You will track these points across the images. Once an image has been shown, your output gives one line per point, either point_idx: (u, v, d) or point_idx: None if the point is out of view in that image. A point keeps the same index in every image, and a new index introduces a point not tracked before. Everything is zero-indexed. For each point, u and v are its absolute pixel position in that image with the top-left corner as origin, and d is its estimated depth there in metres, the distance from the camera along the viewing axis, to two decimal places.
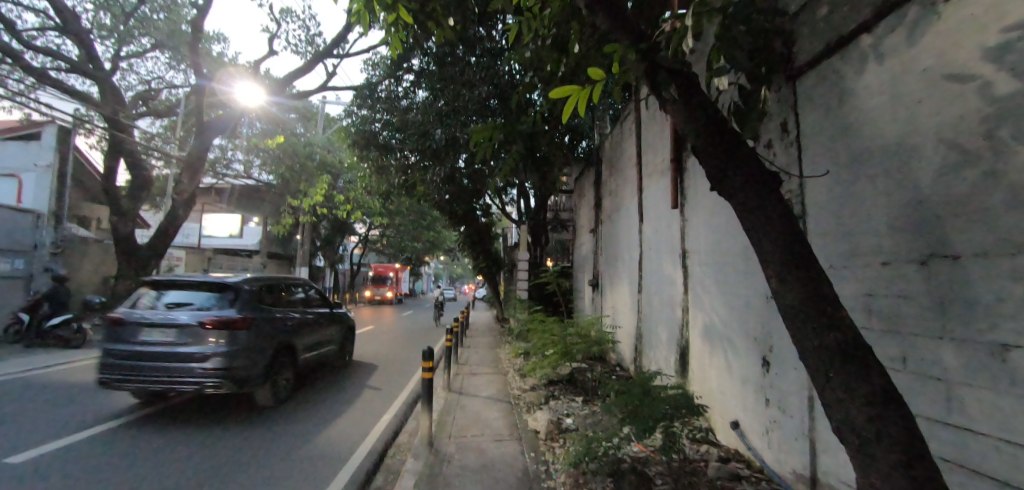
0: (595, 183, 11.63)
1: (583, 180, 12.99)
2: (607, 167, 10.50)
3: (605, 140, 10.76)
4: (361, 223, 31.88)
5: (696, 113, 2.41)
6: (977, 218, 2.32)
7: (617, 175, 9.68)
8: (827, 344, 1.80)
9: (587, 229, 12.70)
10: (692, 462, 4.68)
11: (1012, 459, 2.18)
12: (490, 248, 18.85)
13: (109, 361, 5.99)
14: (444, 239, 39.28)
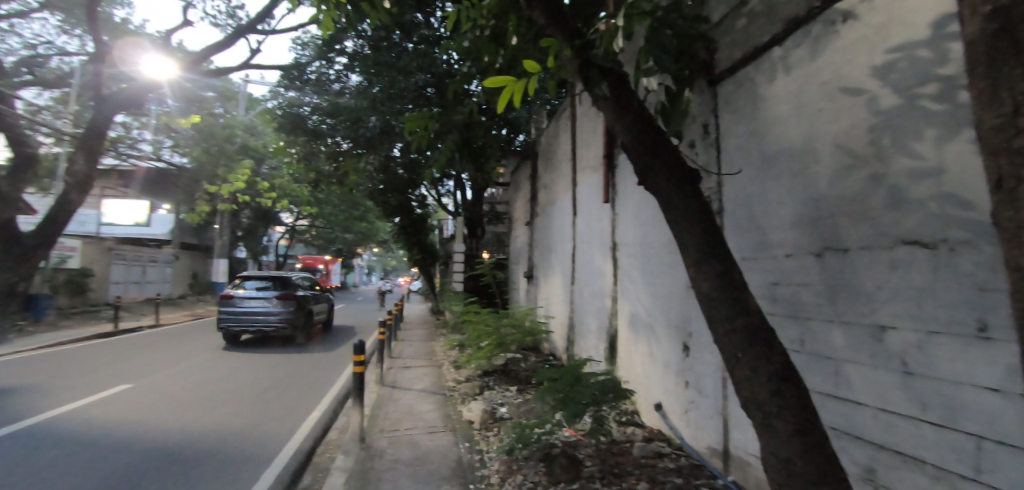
0: (531, 176, 11.80)
1: (519, 174, 13.14)
2: (543, 162, 10.68)
3: (541, 134, 10.91)
4: (288, 213, 30.28)
5: (624, 111, 2.56)
6: (864, 214, 2.63)
7: (552, 169, 9.88)
8: (735, 328, 1.98)
9: (522, 222, 12.87)
10: (619, 443, 4.93)
11: (886, 425, 2.51)
12: (426, 240, 18.61)
13: (224, 316, 11.12)
14: (377, 231, 38.21)
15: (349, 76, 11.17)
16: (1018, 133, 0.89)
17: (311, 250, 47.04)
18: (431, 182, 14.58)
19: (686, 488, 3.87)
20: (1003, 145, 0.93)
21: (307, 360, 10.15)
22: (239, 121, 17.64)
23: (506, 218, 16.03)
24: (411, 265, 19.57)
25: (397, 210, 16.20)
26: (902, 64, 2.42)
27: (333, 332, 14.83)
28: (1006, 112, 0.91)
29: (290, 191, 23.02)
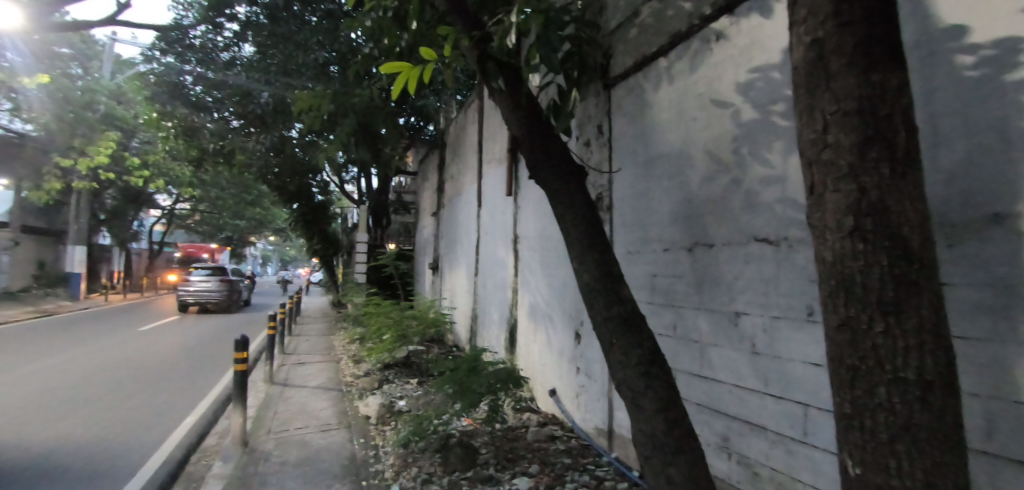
0: (438, 166, 11.64)
1: (427, 164, 12.85)
2: (450, 151, 10.58)
3: (450, 124, 10.73)
4: (164, 194, 26.80)
5: (519, 107, 2.63)
6: (726, 214, 2.96)
7: (460, 160, 9.79)
8: (611, 315, 2.14)
9: (429, 213, 12.63)
10: (514, 429, 5.09)
11: (738, 398, 2.86)
12: (327, 228, 17.63)
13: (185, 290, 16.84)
14: (272, 217, 35.45)
15: (241, 47, 9.98)
16: (824, 146, 1.06)
17: (193, 237, 42.13)
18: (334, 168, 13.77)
19: (574, 467, 4.10)
20: (814, 157, 1.10)
21: (187, 360, 9.17)
22: (102, 85, 15.30)
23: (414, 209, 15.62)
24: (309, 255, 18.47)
25: (295, 196, 15.09)
26: (759, 83, 2.75)
27: (215, 328, 13.58)
28: (816, 129, 1.09)
29: (167, 170, 20.41)
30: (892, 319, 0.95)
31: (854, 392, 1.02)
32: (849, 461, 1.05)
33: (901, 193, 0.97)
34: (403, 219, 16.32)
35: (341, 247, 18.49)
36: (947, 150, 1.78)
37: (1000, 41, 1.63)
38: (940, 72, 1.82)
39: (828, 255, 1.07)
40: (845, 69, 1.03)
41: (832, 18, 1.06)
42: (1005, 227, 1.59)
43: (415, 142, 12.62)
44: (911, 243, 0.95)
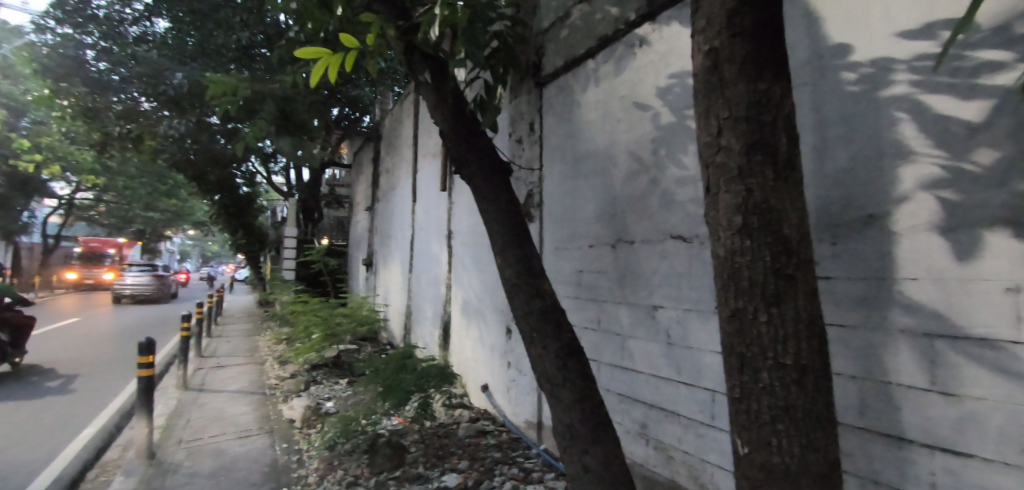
0: (373, 159, 11.28)
1: (362, 157, 12.41)
2: (385, 144, 10.29)
3: (386, 116, 10.40)
4: (61, 183, 24.07)
5: (445, 102, 2.61)
6: (645, 212, 3.10)
7: (394, 153, 9.54)
8: (532, 309, 2.19)
9: (363, 207, 12.20)
10: (445, 426, 5.06)
11: (655, 387, 3.02)
12: (252, 222, 16.61)
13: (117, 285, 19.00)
14: (191, 210, 32.95)
15: (151, 21, 9.07)
16: (718, 149, 1.14)
17: (97, 230, 38.31)
18: (260, 157, 12.94)
19: (503, 461, 4.13)
20: (709, 159, 1.17)
21: (84, 366, 8.29)
22: None
23: (347, 203, 15.08)
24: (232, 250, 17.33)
25: (216, 188, 14.03)
26: (676, 89, 2.89)
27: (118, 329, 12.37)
28: (712, 133, 1.16)
29: (65, 154, 18.33)
30: (773, 309, 1.04)
31: (742, 378, 1.11)
32: (739, 442, 1.13)
33: (783, 195, 1.05)
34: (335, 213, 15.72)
35: (269, 242, 17.44)
36: (832, 157, 1.97)
37: (877, 61, 1.82)
38: (828, 86, 2.00)
39: (721, 252, 1.14)
40: (737, 77, 1.11)
41: (726, 30, 1.14)
42: (877, 227, 1.79)
43: (349, 134, 12.15)
44: (790, 241, 1.04)
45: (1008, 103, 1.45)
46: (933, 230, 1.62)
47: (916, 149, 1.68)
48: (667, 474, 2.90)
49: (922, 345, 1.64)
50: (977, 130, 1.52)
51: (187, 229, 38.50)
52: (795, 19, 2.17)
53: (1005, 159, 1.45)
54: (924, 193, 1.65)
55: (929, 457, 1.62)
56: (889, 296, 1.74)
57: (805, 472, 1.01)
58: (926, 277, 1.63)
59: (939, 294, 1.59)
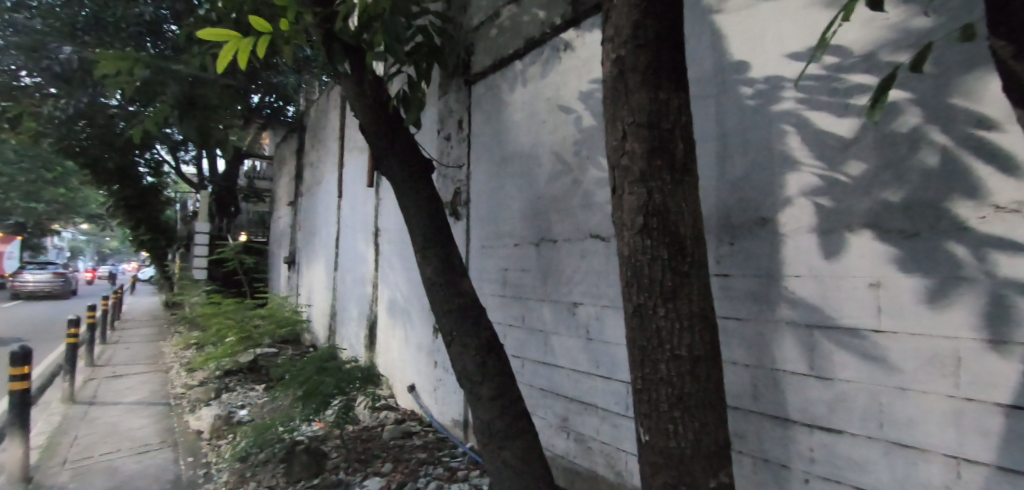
0: (295, 151, 10.69)
1: (285, 149, 11.72)
2: (309, 137, 9.79)
3: (310, 107, 9.89)
4: None
5: (367, 96, 2.55)
6: (567, 212, 3.20)
7: (319, 146, 9.11)
8: (451, 307, 2.20)
9: (285, 202, 11.53)
10: (369, 429, 4.92)
11: (574, 380, 3.12)
12: (158, 216, 15.22)
13: None
14: (86, 201, 29.70)
15: None
16: (622, 153, 1.20)
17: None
18: (166, 146, 11.84)
19: (428, 462, 4.09)
20: (615, 162, 1.23)
21: None
22: None
23: (268, 197, 14.22)
24: (133, 246, 15.78)
25: (113, 178, 12.65)
26: (597, 94, 3.01)
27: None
28: (617, 137, 1.22)
29: None
30: (670, 305, 1.12)
31: (643, 370, 1.17)
32: (641, 429, 1.20)
33: (677, 196, 1.14)
34: (255, 208, 14.78)
35: (178, 238, 16.09)
36: (731, 164, 2.15)
37: (769, 79, 2.00)
38: (729, 98, 2.18)
39: (624, 251, 1.21)
40: (640, 86, 1.18)
41: (631, 39, 1.20)
42: (768, 228, 1.97)
43: (271, 123, 11.42)
44: (685, 241, 1.13)
45: (872, 123, 1.66)
46: (811, 231, 1.82)
47: (801, 160, 1.87)
48: (586, 464, 3.02)
49: (803, 335, 1.83)
50: (849, 145, 1.73)
51: (80, 223, 34.63)
52: (703, 34, 2.32)
53: (871, 171, 1.66)
54: (805, 199, 1.84)
55: (809, 434, 1.80)
56: (777, 291, 1.93)
57: (697, 453, 1.10)
58: (807, 275, 1.82)
59: (816, 289, 1.79)
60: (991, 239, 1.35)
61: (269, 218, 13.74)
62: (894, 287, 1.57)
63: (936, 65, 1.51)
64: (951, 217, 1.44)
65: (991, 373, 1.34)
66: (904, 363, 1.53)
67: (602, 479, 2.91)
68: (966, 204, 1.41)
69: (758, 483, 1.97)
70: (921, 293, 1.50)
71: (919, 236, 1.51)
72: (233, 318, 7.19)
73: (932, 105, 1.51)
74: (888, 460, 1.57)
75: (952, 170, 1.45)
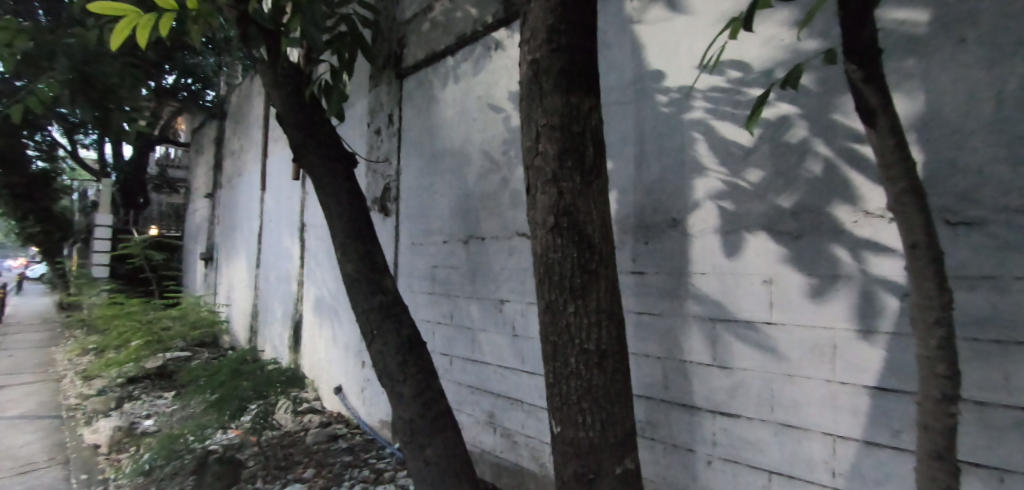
0: (214, 139, 9.95)
1: (202, 136, 10.86)
2: (230, 124, 9.16)
3: (231, 92, 9.23)
4: None
5: (284, 85, 2.43)
6: (495, 210, 3.24)
7: (241, 135, 8.54)
8: (372, 305, 2.17)
9: (202, 193, 10.71)
10: (290, 434, 4.69)
11: (501, 377, 3.15)
12: (52, 206, 13.67)
13: None
14: None
15: None
16: (535, 153, 1.24)
17: None
18: (60, 127, 10.60)
19: (354, 465, 3.96)
20: (529, 162, 1.26)
21: None
22: None
23: (183, 188, 13.14)
24: (21, 239, 14.10)
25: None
26: None
27: None
28: (531, 138, 1.25)
29: None
30: (579, 301, 1.17)
31: (554, 364, 1.21)
32: (553, 422, 1.24)
33: (587, 197, 1.19)
34: (169, 200, 13.64)
35: (78, 231, 14.56)
36: (647, 167, 2.26)
37: (682, 89, 2.13)
38: (646, 106, 2.29)
39: (536, 249, 1.24)
40: (553, 89, 1.22)
41: (546, 43, 1.23)
42: (678, 229, 2.10)
43: (186, 108, 10.56)
44: (593, 240, 1.18)
45: (769, 135, 1.81)
46: (716, 233, 1.96)
47: (707, 166, 2.01)
48: (512, 458, 3.07)
49: (707, 328, 1.97)
50: (749, 153, 1.88)
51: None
52: (624, 42, 2.42)
53: (767, 178, 1.81)
54: (711, 202, 1.98)
55: (712, 419, 1.95)
56: (686, 288, 2.06)
57: (605, 442, 1.16)
58: (710, 273, 1.96)
59: (718, 286, 1.93)
60: (863, 240, 1.53)
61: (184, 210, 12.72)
62: (784, 283, 1.73)
63: (820, 84, 1.68)
64: (832, 221, 1.61)
65: (861, 359, 1.52)
66: (791, 352, 1.70)
67: (527, 472, 2.96)
68: (843, 209, 1.58)
69: (667, 466, 2.10)
70: (806, 289, 1.67)
71: (806, 237, 1.68)
72: (137, 320, 6.59)
73: (817, 119, 1.68)
74: (777, 440, 1.73)
75: (833, 179, 1.62)
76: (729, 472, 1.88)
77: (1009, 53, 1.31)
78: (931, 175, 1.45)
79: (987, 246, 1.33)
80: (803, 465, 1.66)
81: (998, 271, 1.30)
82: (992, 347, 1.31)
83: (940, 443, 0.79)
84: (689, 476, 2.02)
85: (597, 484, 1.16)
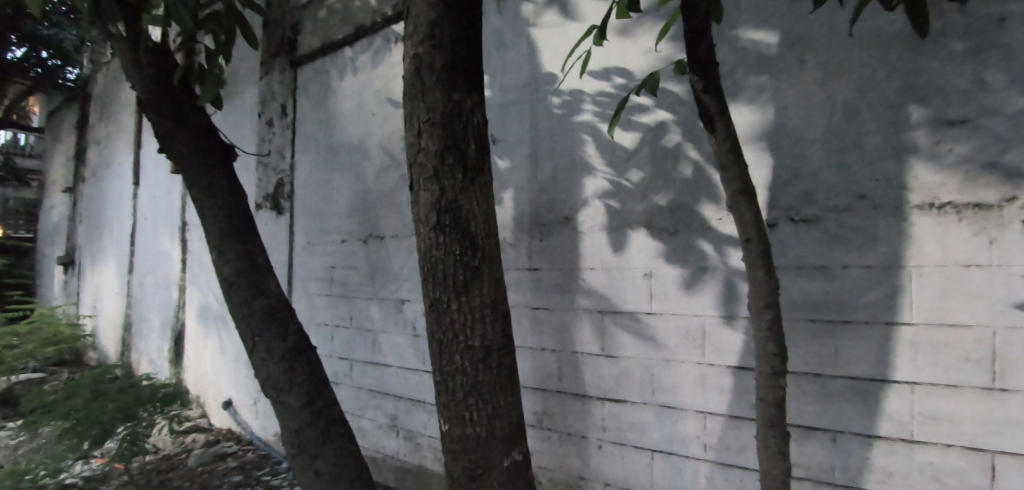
0: (76, 123, 8.62)
1: (59, 120, 9.36)
2: (96, 108, 8.00)
3: (95, 69, 8.03)
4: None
5: (148, 67, 2.18)
6: (394, 208, 3.15)
7: (108, 121, 7.51)
8: (253, 310, 2.02)
9: (59, 187, 9.27)
10: (169, 458, 4.23)
11: (404, 378, 3.08)
12: None
13: None
14: None
15: None
16: (418, 150, 1.22)
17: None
18: None
19: (244, 484, 3.66)
20: (412, 158, 1.25)
21: None
22: None
23: (35, 179, 11.26)
24: None
25: None
26: None
27: None
28: (413, 133, 1.23)
29: None
30: (462, 298, 1.18)
31: (441, 363, 1.21)
32: (442, 421, 1.24)
33: (469, 194, 1.20)
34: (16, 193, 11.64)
35: None
36: (541, 167, 2.33)
37: (573, 91, 2.22)
38: (541, 107, 2.36)
39: (421, 247, 1.23)
40: (435, 84, 1.21)
41: (428, 39, 1.22)
42: (570, 226, 2.19)
43: (38, 88, 8.84)
44: (476, 237, 1.20)
45: (648, 140, 1.95)
46: (603, 229, 2.07)
47: (596, 166, 2.11)
48: (415, 461, 3.02)
49: (596, 319, 2.08)
50: (631, 156, 2.00)
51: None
52: (521, 44, 2.47)
53: (646, 179, 1.95)
54: (599, 201, 2.09)
55: (601, 406, 2.06)
56: (577, 282, 2.15)
57: (492, 435, 1.18)
58: (598, 267, 2.08)
59: (606, 280, 2.05)
60: (725, 236, 1.71)
61: (36, 206, 10.90)
62: (661, 276, 1.88)
63: (690, 94, 1.84)
64: (700, 218, 1.78)
65: (725, 343, 1.69)
66: (668, 339, 1.85)
67: (430, 473, 2.93)
68: (709, 208, 1.75)
69: (563, 454, 2.19)
70: (679, 281, 1.83)
71: (679, 234, 1.83)
72: None
73: (688, 128, 1.84)
74: (658, 420, 1.87)
75: (701, 180, 1.79)
76: (617, 454, 2.00)
77: (836, 75, 1.53)
78: (778, 179, 1.64)
79: (819, 241, 1.54)
80: (679, 441, 1.81)
81: (828, 262, 1.52)
82: (823, 327, 1.52)
83: (770, 412, 0.90)
84: (583, 461, 2.12)
85: (485, 478, 1.17)
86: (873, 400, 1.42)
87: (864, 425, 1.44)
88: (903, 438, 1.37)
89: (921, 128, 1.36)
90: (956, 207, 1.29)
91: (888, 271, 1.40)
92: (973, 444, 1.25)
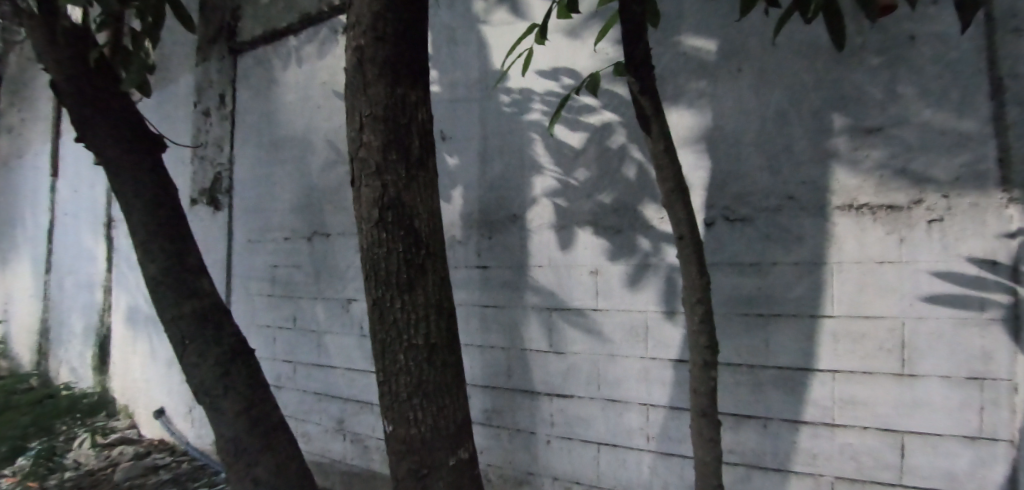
0: None
1: None
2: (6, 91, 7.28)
3: None
4: None
5: (65, 50, 2.01)
6: (341, 204, 3.06)
7: (22, 106, 6.86)
8: (183, 312, 1.91)
9: None
10: (92, 473, 3.94)
11: (351, 380, 3.00)
12: None
13: None
14: None
15: None
16: (360, 145, 1.20)
17: None
18: None
19: None
20: (354, 153, 1.21)
21: None
22: None
23: None
24: None
25: None
26: None
27: None
28: (355, 127, 1.20)
29: None
30: (406, 296, 1.16)
31: (384, 362, 1.19)
32: (386, 422, 1.21)
33: (413, 191, 1.19)
34: None
35: None
36: (490, 165, 2.33)
37: (522, 90, 2.23)
38: (491, 104, 2.36)
39: (363, 244, 1.20)
40: (378, 78, 1.18)
41: (371, 31, 1.19)
42: (518, 224, 2.20)
43: None
44: (421, 235, 1.19)
45: (594, 140, 1.99)
46: (550, 227, 2.10)
47: (544, 165, 2.13)
48: (362, 464, 2.96)
49: (544, 316, 2.10)
50: (578, 155, 2.04)
51: None
52: (471, 40, 2.45)
53: (592, 178, 1.99)
54: (547, 199, 2.12)
55: (549, 402, 2.09)
56: (525, 280, 2.17)
57: (437, 435, 1.17)
58: (546, 265, 2.10)
59: (553, 278, 2.07)
60: (666, 235, 1.77)
61: None
62: (607, 273, 1.92)
63: None
64: (643, 217, 1.84)
65: (666, 337, 1.76)
66: (613, 334, 1.90)
67: (378, 475, 2.87)
68: (651, 207, 1.82)
69: (511, 452, 2.20)
70: (624, 278, 1.88)
71: (623, 232, 1.89)
72: None
73: (632, 129, 1.89)
74: (604, 414, 1.92)
75: (644, 181, 1.84)
76: (565, 448, 2.03)
77: (769, 83, 1.62)
78: (715, 181, 1.71)
79: (752, 239, 1.62)
80: (623, 433, 1.87)
81: (760, 259, 1.60)
82: (755, 320, 1.60)
83: (704, 401, 0.95)
84: (531, 458, 2.14)
85: (430, 478, 1.16)
86: (800, 388, 1.52)
87: (791, 411, 1.53)
88: (825, 422, 1.47)
89: (842, 135, 1.47)
90: (872, 208, 1.40)
91: (811, 267, 1.50)
92: (885, 425, 1.37)
